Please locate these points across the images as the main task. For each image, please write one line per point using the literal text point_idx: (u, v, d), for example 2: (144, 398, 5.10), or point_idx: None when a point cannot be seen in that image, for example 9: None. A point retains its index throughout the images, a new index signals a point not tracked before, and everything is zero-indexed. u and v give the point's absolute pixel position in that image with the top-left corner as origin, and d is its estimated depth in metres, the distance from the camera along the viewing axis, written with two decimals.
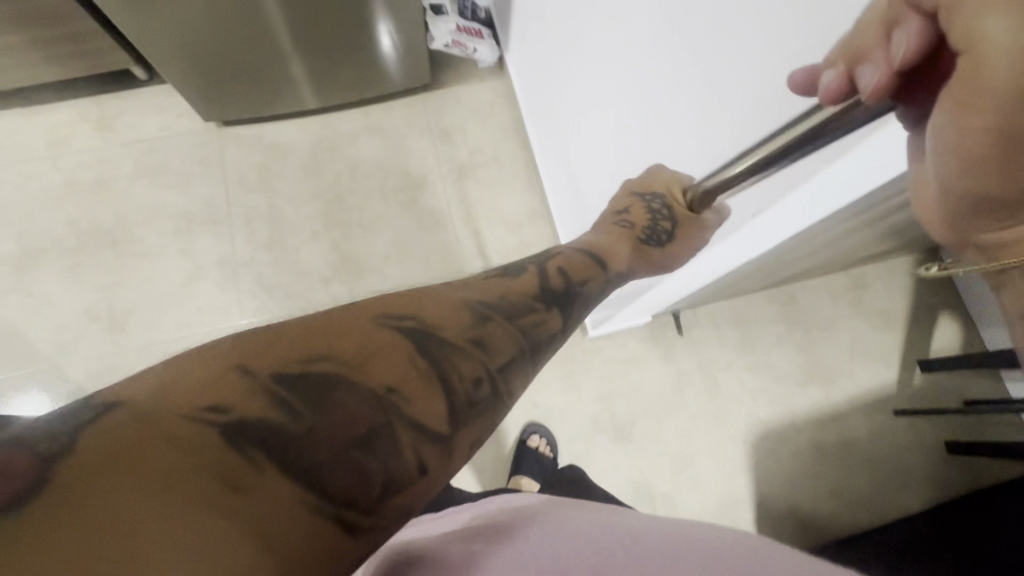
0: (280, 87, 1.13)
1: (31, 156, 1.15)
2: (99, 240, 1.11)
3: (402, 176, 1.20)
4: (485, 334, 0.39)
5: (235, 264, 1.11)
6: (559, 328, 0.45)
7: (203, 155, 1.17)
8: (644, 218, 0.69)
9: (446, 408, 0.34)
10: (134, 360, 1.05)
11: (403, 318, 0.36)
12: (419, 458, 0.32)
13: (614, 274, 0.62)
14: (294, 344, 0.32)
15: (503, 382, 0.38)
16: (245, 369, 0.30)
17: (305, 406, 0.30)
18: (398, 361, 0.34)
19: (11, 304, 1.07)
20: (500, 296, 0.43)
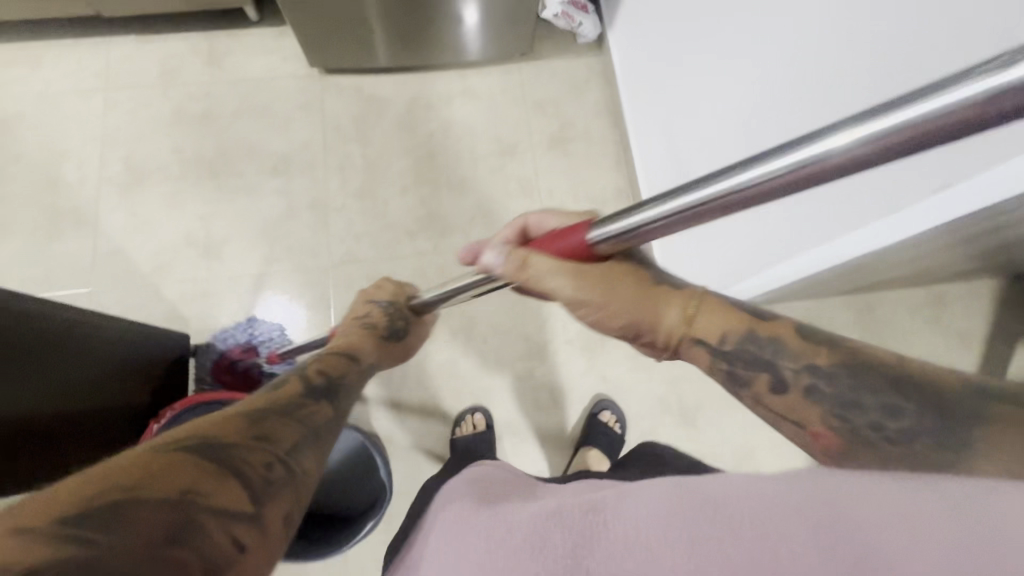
0: (368, 42, 1.14)
1: (143, 83, 1.19)
2: (200, 170, 1.15)
3: (493, 141, 1.21)
4: (266, 428, 0.39)
5: (327, 209, 1.14)
6: (333, 416, 0.47)
7: (304, 100, 1.20)
8: (383, 318, 0.72)
9: (247, 491, 0.34)
10: (226, 289, 1.09)
11: (182, 439, 0.34)
12: (233, 537, 0.31)
13: (368, 366, 0.63)
14: (61, 495, 0.28)
15: (295, 463, 0.38)
16: (18, 531, 0.26)
17: (95, 531, 0.27)
18: (182, 470, 0.32)
19: (114, 221, 1.11)
20: (270, 403, 0.43)
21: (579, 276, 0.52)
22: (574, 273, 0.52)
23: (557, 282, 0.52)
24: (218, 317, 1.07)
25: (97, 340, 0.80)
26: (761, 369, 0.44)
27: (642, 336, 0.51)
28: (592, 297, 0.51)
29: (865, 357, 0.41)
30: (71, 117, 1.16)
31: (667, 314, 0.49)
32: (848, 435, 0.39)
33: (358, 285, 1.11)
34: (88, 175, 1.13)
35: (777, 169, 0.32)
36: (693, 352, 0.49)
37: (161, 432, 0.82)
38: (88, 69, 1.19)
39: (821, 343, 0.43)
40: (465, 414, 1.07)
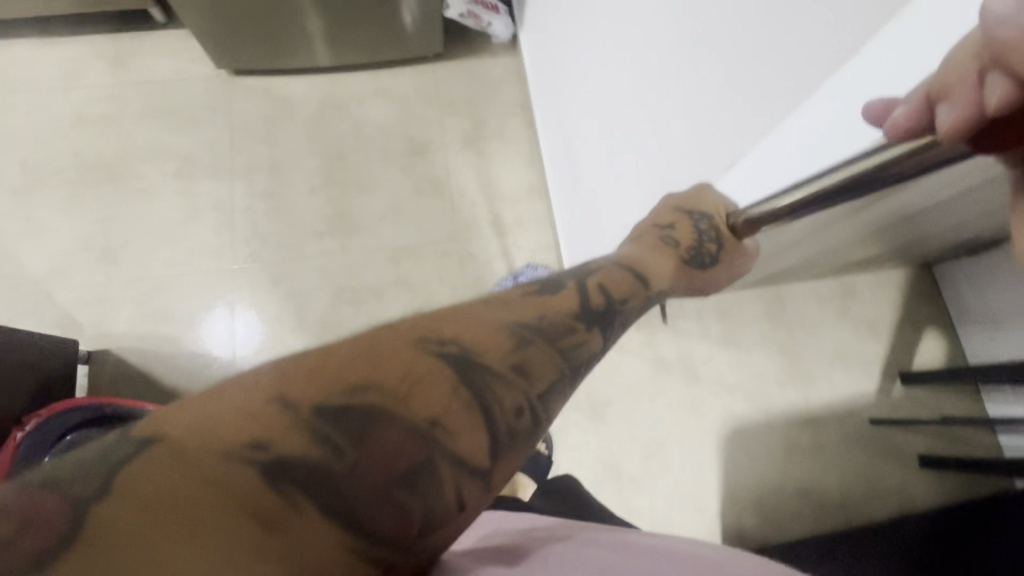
0: (303, 43, 1.15)
1: (42, 85, 1.16)
2: (100, 173, 1.12)
3: (406, 141, 1.21)
4: (528, 358, 0.37)
5: (232, 210, 1.12)
6: (599, 350, 0.43)
7: (212, 101, 1.19)
8: (690, 239, 0.64)
9: (489, 443, 0.33)
10: (124, 294, 1.06)
11: (444, 342, 0.34)
12: (458, 493, 0.31)
13: (653, 292, 0.56)
14: (324, 369, 0.30)
15: (544, 411, 0.36)
16: (284, 402, 0.28)
17: (347, 441, 0.29)
18: (434, 390, 0.32)
19: (7, 226, 1.08)
20: (541, 317, 0.40)
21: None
22: None
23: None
24: (114, 323, 1.04)
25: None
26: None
27: None
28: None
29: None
30: None
31: None
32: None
33: (263, 287, 1.09)
34: None
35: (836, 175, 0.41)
36: None
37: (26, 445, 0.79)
38: None
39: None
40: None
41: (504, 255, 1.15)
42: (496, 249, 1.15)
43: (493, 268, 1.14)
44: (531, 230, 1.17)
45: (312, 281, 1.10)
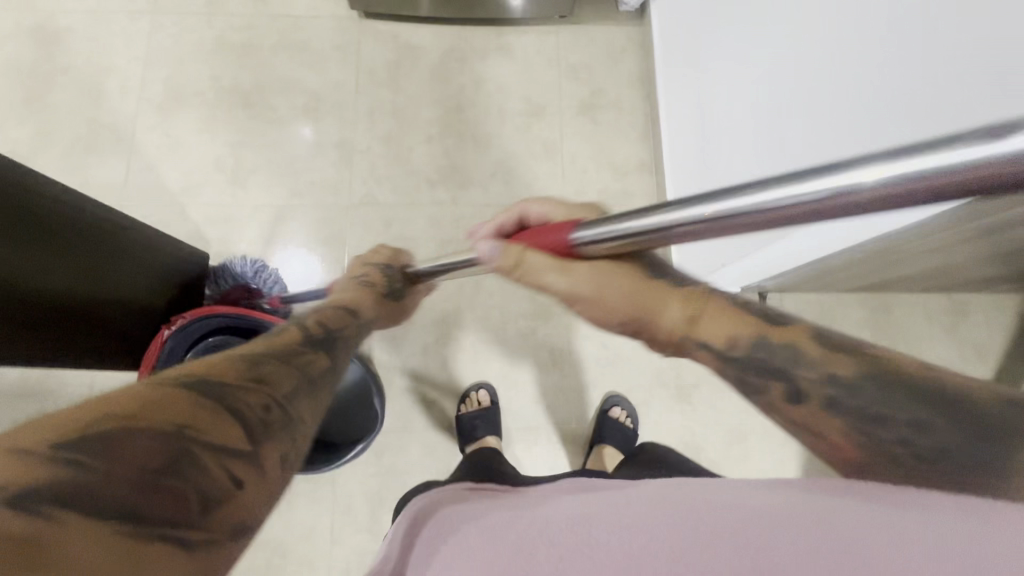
0: None
1: (188, 8, 1.22)
2: (235, 99, 1.17)
3: (523, 101, 1.21)
4: (265, 371, 0.43)
5: (351, 149, 1.16)
6: (329, 366, 0.52)
7: (342, 41, 1.22)
8: (381, 280, 0.77)
9: (241, 428, 0.37)
10: (248, 216, 1.12)
11: (177, 376, 0.38)
12: (228, 472, 0.35)
13: (363, 323, 0.67)
14: (51, 424, 0.31)
15: (292, 408, 0.42)
16: (14, 452, 0.29)
17: (91, 459, 0.30)
18: (181, 404, 0.35)
19: (149, 139, 1.15)
20: (263, 348, 0.48)
21: (579, 274, 0.54)
22: (595, 282, 0.55)
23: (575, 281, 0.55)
24: (236, 242, 1.11)
25: (111, 231, 0.81)
26: (781, 378, 0.47)
27: (642, 332, 0.55)
28: (596, 306, 0.56)
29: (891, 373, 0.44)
30: (117, 36, 1.20)
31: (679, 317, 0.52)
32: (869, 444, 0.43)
33: (374, 228, 1.13)
34: (129, 95, 1.17)
35: (764, 200, 0.34)
36: (698, 354, 0.52)
37: (171, 339, 0.85)
38: None
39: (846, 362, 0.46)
40: (472, 389, 1.07)
41: None
42: None
43: None
44: (638, 205, 1.17)
45: (420, 227, 1.13)
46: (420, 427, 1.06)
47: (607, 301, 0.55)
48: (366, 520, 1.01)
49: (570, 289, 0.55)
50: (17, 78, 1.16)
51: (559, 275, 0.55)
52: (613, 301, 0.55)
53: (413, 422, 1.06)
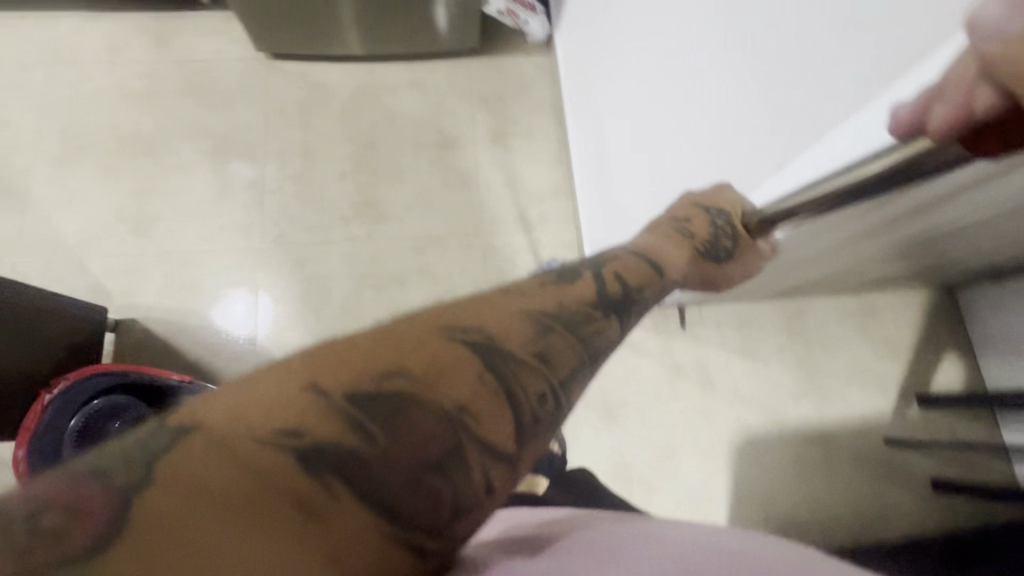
0: (337, 34, 1.17)
1: (87, 57, 1.19)
2: (138, 146, 1.14)
3: (437, 133, 1.22)
4: (549, 346, 0.37)
5: (262, 190, 1.14)
6: (616, 336, 0.43)
7: (250, 83, 1.21)
8: (705, 231, 0.66)
9: (514, 425, 0.32)
10: (153, 265, 1.08)
11: (469, 331, 0.34)
12: (486, 478, 0.31)
13: (670, 278, 0.59)
14: (370, 358, 0.30)
15: (564, 396, 0.36)
16: (319, 390, 0.28)
17: (379, 427, 0.28)
18: (466, 375, 0.32)
19: (45, 192, 1.10)
20: (556, 306, 0.40)
21: None
22: None
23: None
24: (141, 293, 1.06)
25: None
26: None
27: None
28: None
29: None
30: (11, 88, 1.16)
31: None
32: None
33: (288, 269, 1.10)
34: (25, 147, 1.13)
35: None
36: None
37: (55, 403, 0.81)
38: (33, 41, 1.19)
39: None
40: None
41: (528, 252, 1.16)
42: (519, 246, 1.16)
43: (515, 263, 1.15)
44: (555, 228, 1.18)
45: (336, 264, 1.11)
46: None
47: None
48: None
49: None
50: None
51: None
52: None
53: None
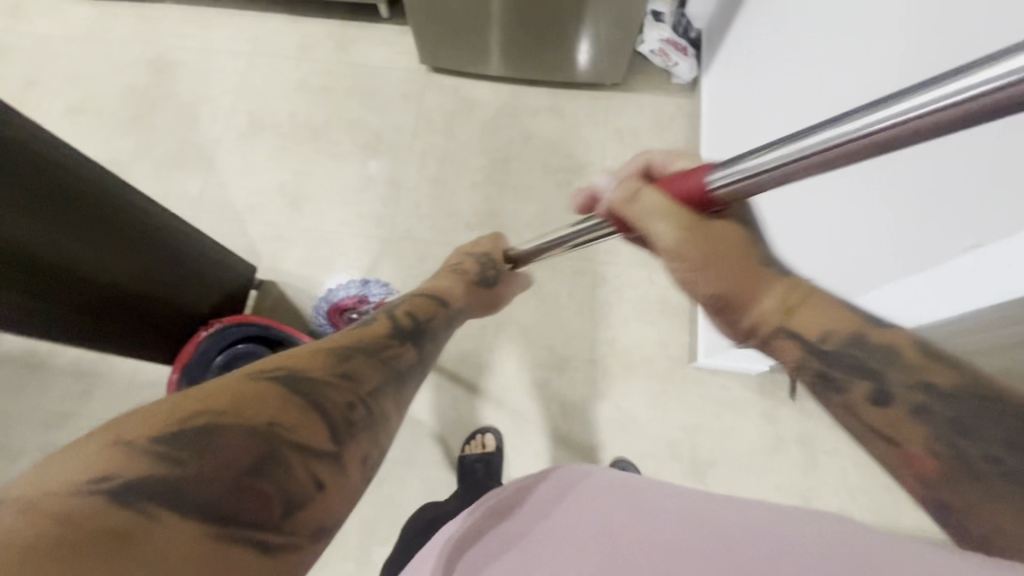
0: (485, 54, 1.26)
1: (281, 52, 1.38)
2: (306, 133, 1.30)
3: (567, 158, 1.26)
4: (352, 367, 0.42)
5: (401, 187, 1.24)
6: (414, 359, 0.50)
7: (408, 90, 1.33)
8: (476, 267, 0.75)
9: (326, 427, 0.36)
10: (297, 238, 1.21)
11: (273, 371, 0.37)
12: (314, 475, 0.34)
13: (455, 309, 0.67)
14: (169, 406, 0.32)
15: (376, 406, 0.41)
16: (121, 442, 0.29)
17: (189, 456, 0.30)
18: (271, 400, 0.35)
19: (227, 160, 1.28)
20: (356, 342, 0.46)
21: (687, 225, 0.46)
22: (679, 229, 0.46)
23: (659, 225, 0.46)
24: (284, 260, 1.19)
25: (158, 223, 0.83)
26: (864, 376, 0.41)
27: (727, 309, 0.47)
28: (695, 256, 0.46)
29: (983, 381, 0.39)
30: (219, 71, 1.36)
31: (768, 303, 0.46)
32: (948, 459, 0.37)
33: (410, 262, 1.18)
34: (219, 122, 1.32)
35: (871, 122, 0.31)
36: (781, 343, 0.45)
37: (206, 341, 0.93)
38: (243, 34, 1.40)
39: (941, 359, 0.41)
40: (479, 432, 1.05)
41: (637, 287, 1.15)
42: (628, 279, 1.15)
43: (622, 296, 1.14)
44: None
45: None
46: (424, 463, 1.04)
47: (704, 258, 0.46)
48: (355, 550, 0.99)
49: (675, 249, 0.46)
50: (129, 99, 1.33)
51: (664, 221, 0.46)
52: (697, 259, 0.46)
53: (416, 455, 1.05)
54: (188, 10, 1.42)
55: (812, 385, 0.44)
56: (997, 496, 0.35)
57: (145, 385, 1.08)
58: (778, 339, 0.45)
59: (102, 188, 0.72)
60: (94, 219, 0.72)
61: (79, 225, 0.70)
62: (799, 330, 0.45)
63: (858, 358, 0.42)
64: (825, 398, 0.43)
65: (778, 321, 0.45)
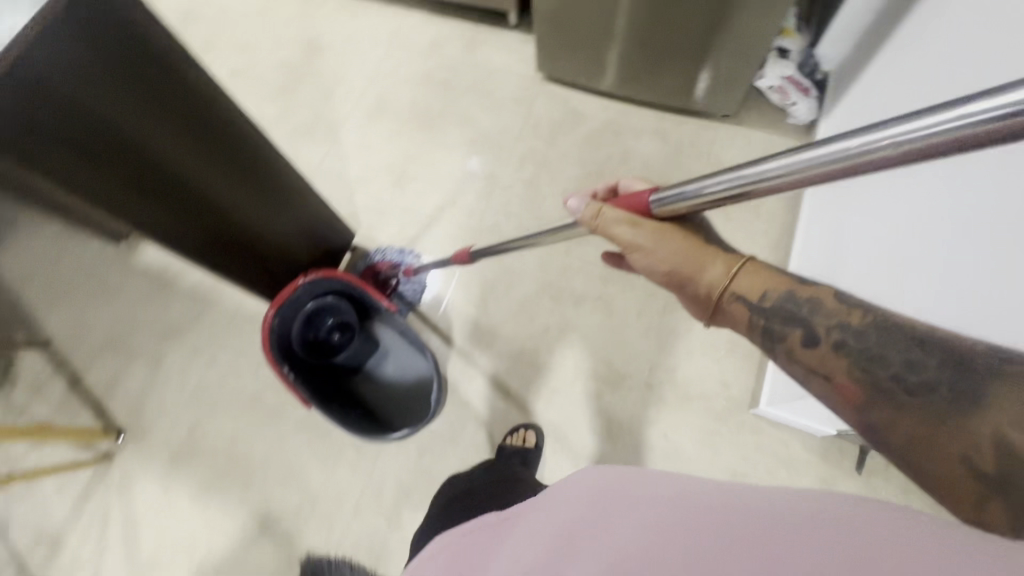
0: (601, 70, 1.30)
1: (415, 46, 1.50)
2: (421, 121, 1.41)
3: (662, 181, 1.26)
4: None
5: (496, 184, 1.31)
6: None
7: (521, 95, 1.40)
8: None
9: None
10: (395, 214, 1.31)
11: None
12: None
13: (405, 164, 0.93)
14: None
15: None
16: None
17: None
18: None
19: (349, 135, 1.42)
20: None
21: (643, 228, 0.57)
22: (641, 231, 0.57)
23: (620, 228, 0.58)
24: (380, 232, 1.30)
25: (286, 175, 0.94)
26: (796, 324, 0.48)
27: (693, 290, 0.56)
28: (656, 252, 0.57)
29: (898, 324, 0.44)
30: (359, 56, 1.51)
31: (735, 277, 0.53)
32: (868, 386, 0.42)
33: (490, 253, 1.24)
34: (350, 101, 1.46)
35: (885, 140, 0.35)
36: (738, 307, 0.52)
37: (304, 286, 0.98)
38: (385, 25, 1.54)
39: (856, 307, 0.46)
40: (521, 426, 1.08)
41: None
42: None
43: (692, 327, 1.12)
44: None
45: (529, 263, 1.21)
46: (465, 445, 1.08)
47: (667, 252, 0.56)
48: (388, 507, 1.05)
49: (633, 241, 0.58)
50: (282, 71, 1.52)
51: (629, 225, 0.58)
52: (660, 253, 0.57)
53: (460, 436, 1.09)
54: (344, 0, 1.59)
55: (755, 337, 0.51)
56: (910, 411, 0.38)
57: (245, 318, 1.23)
58: (740, 301, 0.52)
59: (251, 137, 0.82)
60: (239, 161, 0.82)
61: (228, 166, 0.81)
62: (744, 296, 0.52)
63: (793, 311, 0.49)
64: (769, 346, 0.50)
65: (734, 290, 0.52)
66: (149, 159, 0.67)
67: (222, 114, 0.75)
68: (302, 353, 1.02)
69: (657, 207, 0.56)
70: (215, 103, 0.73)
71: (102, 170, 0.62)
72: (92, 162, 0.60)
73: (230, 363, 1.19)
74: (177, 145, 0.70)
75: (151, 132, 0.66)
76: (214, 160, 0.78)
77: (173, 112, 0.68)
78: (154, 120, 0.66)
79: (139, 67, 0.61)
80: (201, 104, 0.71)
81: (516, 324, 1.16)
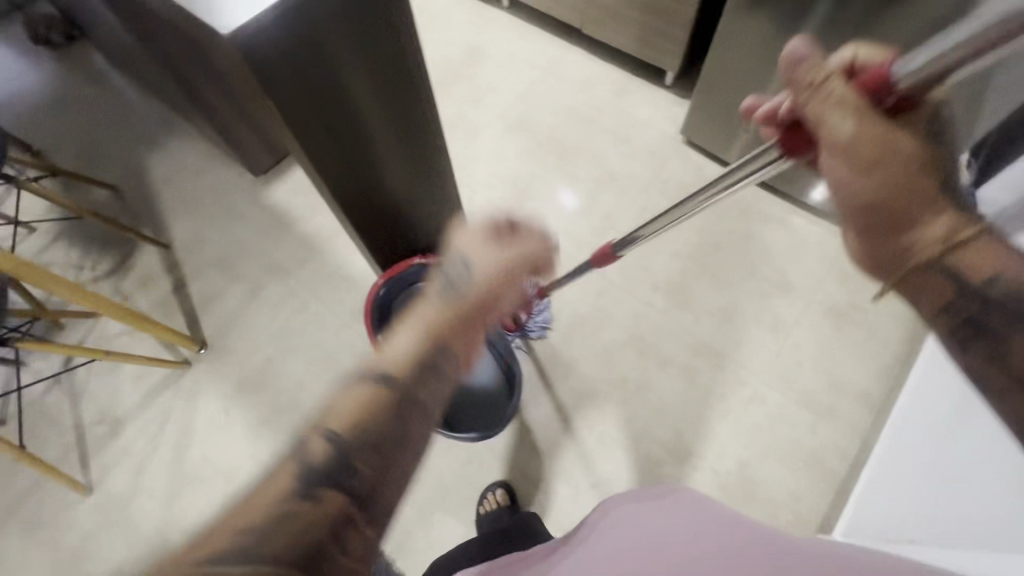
0: (746, 147, 1.29)
1: (569, 77, 1.56)
2: (555, 146, 1.45)
3: (779, 272, 1.23)
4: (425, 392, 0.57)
5: (611, 226, 1.32)
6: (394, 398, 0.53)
7: (658, 150, 1.42)
8: None
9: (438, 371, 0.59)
10: (507, 225, 1.35)
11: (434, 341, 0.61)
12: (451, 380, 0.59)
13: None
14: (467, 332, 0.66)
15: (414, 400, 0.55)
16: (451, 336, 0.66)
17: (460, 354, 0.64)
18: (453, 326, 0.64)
19: (485, 141, 1.48)
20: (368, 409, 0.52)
21: (865, 129, 0.43)
22: (857, 129, 0.43)
23: (835, 121, 0.44)
24: None
25: (439, 160, 0.97)
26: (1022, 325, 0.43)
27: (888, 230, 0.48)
28: (861, 165, 0.45)
29: None
30: (515, 73, 1.59)
31: (938, 233, 0.45)
32: None
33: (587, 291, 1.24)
34: (495, 110, 1.53)
35: None
36: (926, 281, 0.47)
37: (418, 266, 1.02)
38: (546, 51, 1.61)
39: None
40: (489, 487, 1.04)
41: (794, 428, 1.07)
42: (788, 415, 1.08)
43: (773, 428, 1.07)
44: (838, 428, 1.06)
45: (624, 312, 1.20)
46: (513, 469, 1.07)
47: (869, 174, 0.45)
48: (422, 501, 1.05)
49: (836, 141, 0.44)
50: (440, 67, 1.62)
51: (842, 117, 0.43)
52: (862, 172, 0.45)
53: (509, 458, 1.08)
54: (515, 21, 1.69)
55: (943, 321, 0.47)
56: None
57: (343, 279, 1.28)
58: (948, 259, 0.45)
59: (427, 117, 0.86)
60: (411, 137, 0.87)
61: (401, 139, 0.85)
62: (964, 271, 0.45)
63: (1021, 305, 0.43)
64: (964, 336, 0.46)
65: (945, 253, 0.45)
66: (346, 105, 0.71)
67: (414, 89, 0.80)
68: (395, 326, 1.04)
69: (897, 82, 0.40)
70: (415, 78, 0.78)
71: (312, 111, 0.67)
72: (308, 97, 0.65)
73: (318, 315, 1.24)
74: (373, 107, 0.75)
75: (359, 89, 0.71)
76: (394, 131, 0.82)
77: (382, 76, 0.73)
78: (366, 76, 0.71)
79: (375, 31, 0.67)
80: (404, 76, 0.76)
81: (595, 366, 1.15)
